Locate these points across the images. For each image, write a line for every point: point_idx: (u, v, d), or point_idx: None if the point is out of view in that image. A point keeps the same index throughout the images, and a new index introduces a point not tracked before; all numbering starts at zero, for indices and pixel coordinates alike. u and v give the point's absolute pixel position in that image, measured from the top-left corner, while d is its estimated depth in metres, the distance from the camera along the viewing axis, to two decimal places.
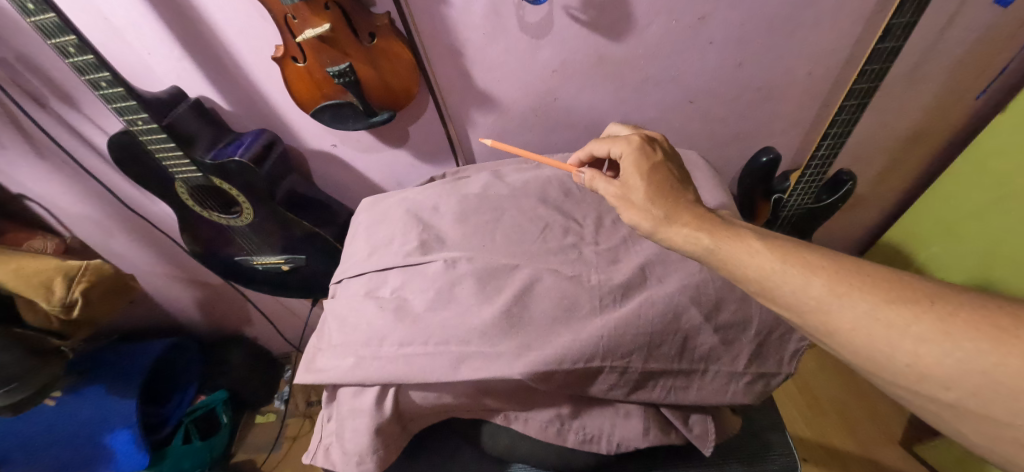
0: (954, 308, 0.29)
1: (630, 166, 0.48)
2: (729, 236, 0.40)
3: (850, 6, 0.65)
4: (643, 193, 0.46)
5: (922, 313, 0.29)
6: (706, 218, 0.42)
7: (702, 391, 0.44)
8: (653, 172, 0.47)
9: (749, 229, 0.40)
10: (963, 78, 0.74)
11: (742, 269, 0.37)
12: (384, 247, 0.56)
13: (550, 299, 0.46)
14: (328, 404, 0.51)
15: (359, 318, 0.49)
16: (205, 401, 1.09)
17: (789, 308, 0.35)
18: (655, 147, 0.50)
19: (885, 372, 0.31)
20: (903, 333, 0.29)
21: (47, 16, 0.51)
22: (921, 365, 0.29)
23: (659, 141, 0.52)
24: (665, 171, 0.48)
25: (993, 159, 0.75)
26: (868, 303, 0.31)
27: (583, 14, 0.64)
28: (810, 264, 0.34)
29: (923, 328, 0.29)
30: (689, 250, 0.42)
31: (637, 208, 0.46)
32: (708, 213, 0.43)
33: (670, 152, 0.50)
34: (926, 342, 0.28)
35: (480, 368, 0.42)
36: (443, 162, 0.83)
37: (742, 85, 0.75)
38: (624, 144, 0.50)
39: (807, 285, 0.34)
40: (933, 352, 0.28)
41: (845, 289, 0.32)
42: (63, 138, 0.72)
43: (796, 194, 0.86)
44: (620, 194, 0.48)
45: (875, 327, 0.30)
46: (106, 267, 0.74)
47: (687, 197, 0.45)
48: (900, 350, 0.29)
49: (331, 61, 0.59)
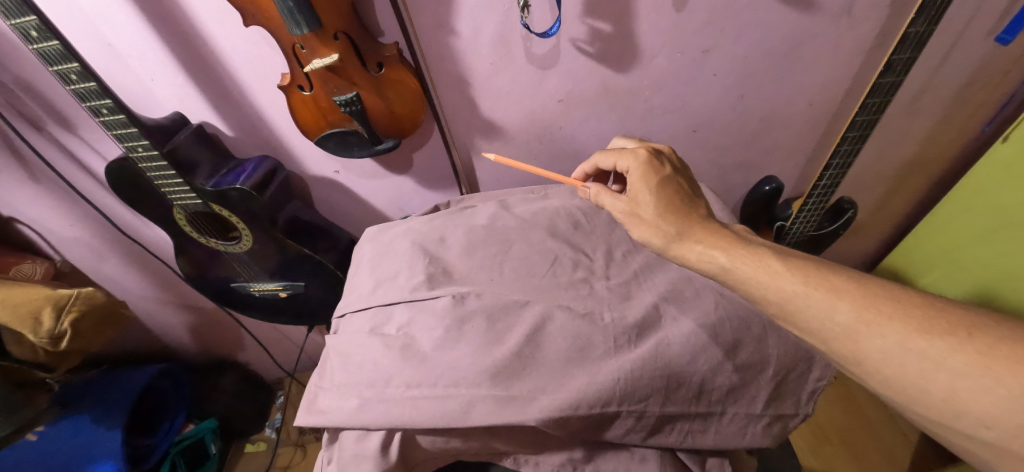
0: (994, 340, 0.28)
1: (639, 181, 0.48)
2: (747, 255, 0.39)
3: (850, 41, 0.66)
4: (654, 209, 0.46)
5: (958, 345, 0.29)
6: (720, 235, 0.42)
7: (720, 435, 0.43)
8: (663, 185, 0.47)
9: (768, 247, 0.40)
10: (961, 109, 0.75)
11: (764, 292, 0.37)
12: (390, 280, 0.55)
13: (562, 338, 0.45)
14: (328, 447, 0.48)
15: (365, 356, 0.48)
16: (192, 431, 1.04)
17: (813, 333, 0.35)
18: (662, 160, 0.50)
19: (920, 406, 0.30)
20: (938, 365, 0.29)
21: (50, 43, 0.50)
22: (957, 400, 0.28)
23: (667, 154, 0.52)
24: (676, 184, 0.48)
25: (996, 187, 0.75)
26: (899, 332, 0.31)
27: (590, 46, 0.64)
28: (835, 287, 0.34)
29: (961, 361, 0.28)
30: (703, 268, 0.42)
31: (647, 224, 0.46)
32: (722, 228, 0.43)
33: (678, 165, 0.50)
34: (963, 377, 0.28)
35: (492, 413, 0.40)
36: (446, 189, 0.83)
37: (745, 115, 0.76)
38: (631, 159, 0.50)
39: (833, 311, 0.33)
40: (972, 389, 0.28)
41: (874, 316, 0.32)
42: (59, 163, 0.71)
43: (800, 221, 0.85)
44: (630, 209, 0.48)
45: (907, 360, 0.30)
46: (97, 295, 0.72)
47: (698, 212, 0.45)
48: (935, 384, 0.29)
49: (337, 89, 0.59)
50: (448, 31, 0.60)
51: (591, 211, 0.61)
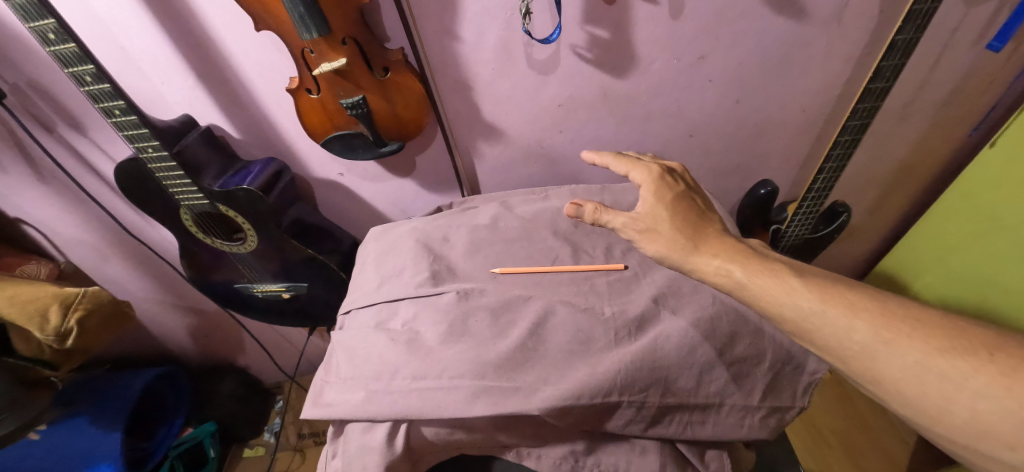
0: (1015, 362, 0.30)
1: (651, 194, 0.49)
2: (764, 272, 0.40)
3: (841, 49, 0.69)
4: (669, 222, 0.47)
5: (980, 366, 0.31)
6: (739, 251, 0.42)
7: (719, 426, 0.43)
8: (676, 200, 0.48)
9: (785, 265, 0.41)
10: (949, 114, 0.78)
11: (782, 308, 0.38)
12: (395, 277, 0.56)
13: (564, 332, 0.46)
14: (333, 440, 0.49)
15: (371, 351, 0.49)
16: (192, 434, 1.05)
17: (829, 350, 0.36)
18: (675, 178, 0.51)
19: (940, 426, 0.32)
20: (959, 386, 0.31)
21: (67, 46, 0.51)
22: (979, 421, 0.30)
23: (678, 172, 0.54)
24: (689, 200, 0.49)
25: (984, 194, 0.78)
26: (917, 351, 0.33)
27: (589, 52, 0.66)
28: (853, 306, 0.36)
29: (982, 382, 0.30)
30: (720, 282, 0.42)
31: (662, 238, 0.46)
32: (739, 244, 0.44)
33: (690, 183, 0.51)
34: (984, 398, 0.30)
35: (498, 402, 0.41)
36: (448, 191, 0.84)
37: (740, 120, 0.78)
38: (644, 173, 0.51)
39: (851, 329, 0.35)
40: (994, 410, 0.30)
41: (893, 335, 0.34)
42: (67, 163, 0.72)
43: (795, 224, 0.87)
44: (642, 225, 0.47)
45: (928, 378, 0.32)
46: (103, 294, 0.73)
47: (713, 226, 0.46)
48: (956, 403, 0.31)
49: (344, 93, 0.61)
50: (452, 37, 0.62)
51: None
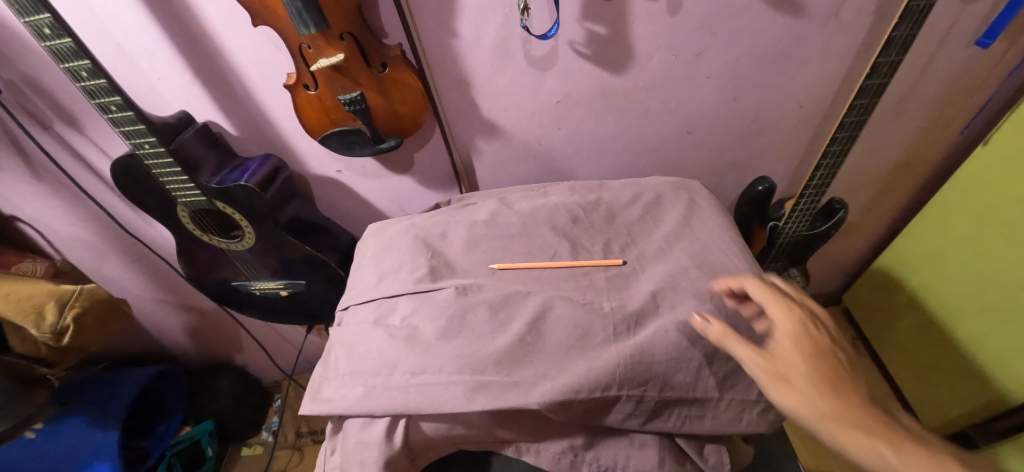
0: None
1: (793, 341, 0.39)
2: (889, 441, 0.34)
3: (838, 46, 0.69)
4: (810, 378, 0.37)
5: None
6: (888, 430, 0.34)
7: (717, 420, 0.43)
8: (824, 355, 0.39)
9: (911, 437, 0.35)
10: (945, 111, 0.78)
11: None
12: (393, 273, 0.56)
13: (564, 326, 0.46)
14: (332, 436, 0.49)
15: (369, 347, 0.49)
16: (190, 433, 1.04)
17: None
18: (823, 326, 0.41)
19: None
20: None
21: (63, 41, 0.51)
22: None
23: (825, 317, 0.43)
24: (838, 357, 0.39)
25: (979, 191, 0.79)
26: None
27: (587, 48, 0.66)
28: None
29: None
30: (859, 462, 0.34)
31: (800, 393, 0.37)
32: (891, 425, 0.35)
33: (839, 336, 0.41)
34: None
35: (496, 397, 0.41)
36: (446, 188, 0.84)
37: (738, 116, 0.78)
38: (789, 310, 0.41)
39: None
40: None
41: None
42: (64, 161, 0.71)
43: (792, 221, 0.88)
44: (775, 368, 0.38)
45: None
46: (99, 292, 0.73)
47: (864, 397, 0.37)
48: None
49: (342, 89, 0.60)
50: (450, 33, 0.62)
51: (589, 206, 0.62)
